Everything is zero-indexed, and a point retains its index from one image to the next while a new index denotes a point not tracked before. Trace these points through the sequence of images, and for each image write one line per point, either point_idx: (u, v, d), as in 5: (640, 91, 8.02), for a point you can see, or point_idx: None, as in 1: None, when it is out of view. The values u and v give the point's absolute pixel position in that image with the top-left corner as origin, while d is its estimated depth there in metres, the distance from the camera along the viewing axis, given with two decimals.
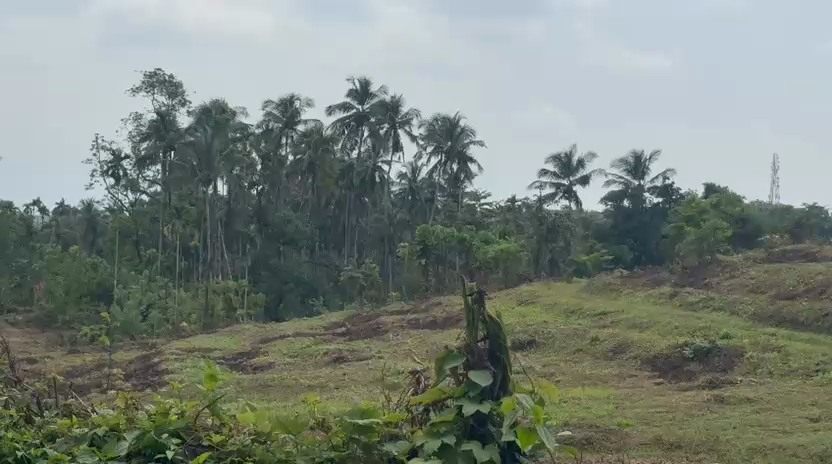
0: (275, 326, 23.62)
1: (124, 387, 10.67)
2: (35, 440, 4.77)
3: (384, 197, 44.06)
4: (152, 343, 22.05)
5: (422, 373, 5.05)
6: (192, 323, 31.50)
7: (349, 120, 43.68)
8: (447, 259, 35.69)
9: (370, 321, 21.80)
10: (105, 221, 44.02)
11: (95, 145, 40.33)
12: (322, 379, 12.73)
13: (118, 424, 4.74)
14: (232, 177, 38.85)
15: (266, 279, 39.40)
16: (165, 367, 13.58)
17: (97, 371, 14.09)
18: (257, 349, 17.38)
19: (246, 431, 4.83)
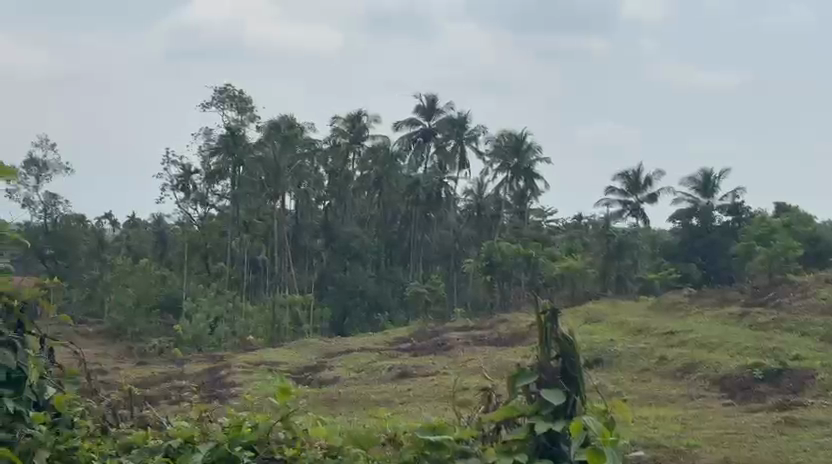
0: (340, 341, 23.71)
1: (195, 401, 10.80)
2: (110, 453, 4.86)
3: (449, 213, 44.03)
4: (219, 356, 22.22)
5: (494, 391, 5.05)
6: (260, 338, 31.67)
7: (416, 137, 45.05)
8: (513, 276, 35.42)
9: (435, 337, 21.83)
10: (174, 233, 44.58)
11: (166, 160, 40.95)
12: (388, 394, 12.78)
13: (192, 437, 4.81)
14: (300, 191, 39.00)
15: (332, 293, 39.50)
16: (234, 378, 13.73)
17: (167, 382, 14.26)
18: (323, 363, 17.48)
19: (318, 447, 4.88)
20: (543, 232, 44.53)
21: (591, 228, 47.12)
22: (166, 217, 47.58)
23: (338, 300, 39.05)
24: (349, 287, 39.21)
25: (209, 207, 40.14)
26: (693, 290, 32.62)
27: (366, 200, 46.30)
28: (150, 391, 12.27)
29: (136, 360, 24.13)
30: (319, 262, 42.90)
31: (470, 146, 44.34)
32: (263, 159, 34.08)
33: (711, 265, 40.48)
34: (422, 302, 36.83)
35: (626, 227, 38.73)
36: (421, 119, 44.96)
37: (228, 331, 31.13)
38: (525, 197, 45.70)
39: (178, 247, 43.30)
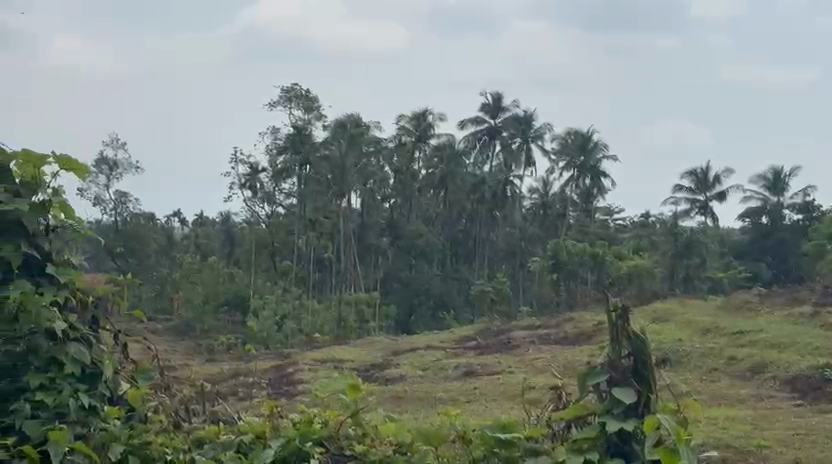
0: (405, 339, 23.73)
1: (263, 396, 10.88)
2: (183, 446, 4.92)
3: (514, 211, 43.91)
4: (285, 353, 22.37)
5: (563, 389, 5.04)
6: (325, 335, 31.73)
7: (481, 135, 45.35)
8: (579, 276, 35.17)
9: (500, 336, 21.78)
10: (241, 232, 45.04)
11: (233, 158, 41.48)
12: (453, 392, 12.75)
13: (263, 432, 4.85)
14: (365, 189, 39.20)
15: (398, 292, 39.78)
16: (300, 376, 13.76)
17: (235, 380, 14.37)
18: (389, 361, 17.53)
19: (387, 442, 4.89)
20: (610, 230, 44.29)
21: (658, 227, 46.77)
22: (233, 216, 48.12)
23: (403, 298, 39.36)
24: (415, 285, 39.40)
25: (277, 206, 40.42)
26: (764, 289, 32.25)
27: (432, 199, 46.34)
28: (218, 387, 12.35)
29: (206, 357, 24.36)
30: (385, 261, 42.90)
31: (536, 145, 44.68)
32: (329, 157, 34.16)
33: (781, 264, 40.05)
34: (488, 301, 36.80)
35: (694, 226, 38.20)
36: (487, 117, 45.26)
37: (295, 328, 31.31)
38: (591, 195, 45.83)
39: (244, 244, 43.74)
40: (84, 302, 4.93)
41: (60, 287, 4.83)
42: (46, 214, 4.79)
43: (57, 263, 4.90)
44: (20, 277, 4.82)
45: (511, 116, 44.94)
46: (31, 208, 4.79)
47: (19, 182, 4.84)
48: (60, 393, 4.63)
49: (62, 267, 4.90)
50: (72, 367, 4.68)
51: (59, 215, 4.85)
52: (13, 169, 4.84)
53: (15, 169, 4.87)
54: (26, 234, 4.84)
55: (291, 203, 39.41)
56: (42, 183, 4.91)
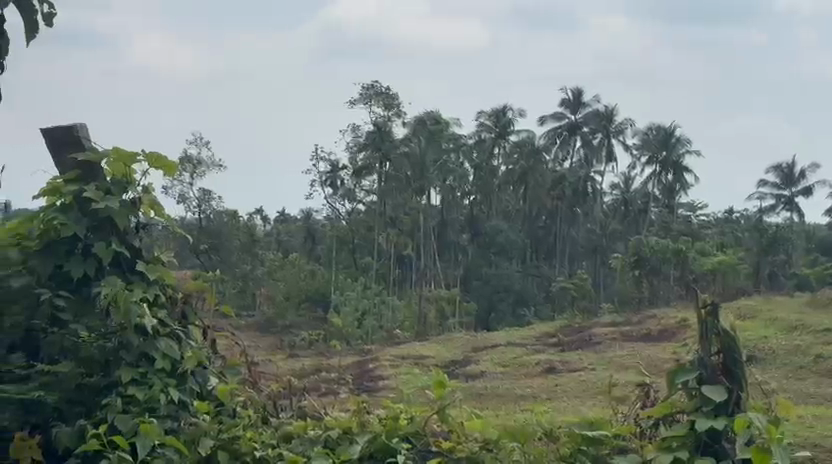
0: (488, 335, 23.71)
1: (352, 390, 10.96)
2: (272, 441, 4.95)
3: (594, 207, 45.40)
4: (368, 349, 22.49)
5: (652, 387, 5.01)
6: (405, 331, 31.66)
7: (561, 131, 46.50)
8: (662, 273, 34.70)
9: (583, 332, 21.68)
10: (323, 228, 45.46)
11: (314, 156, 41.99)
12: (534, 389, 12.67)
13: (350, 427, 4.92)
14: (445, 186, 39.13)
15: (477, 289, 39.45)
16: (381, 372, 13.79)
17: (319, 375, 14.50)
18: (471, 357, 17.55)
19: (473, 437, 4.88)
20: (693, 225, 43.76)
21: (742, 224, 46.24)
22: (314, 212, 48.67)
23: (483, 296, 38.89)
24: (494, 283, 38.98)
25: (356, 202, 40.19)
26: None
27: (512, 195, 46.64)
28: (305, 381, 12.46)
29: (290, 352, 24.56)
30: (465, 257, 43.08)
31: (616, 140, 46.47)
32: (409, 154, 34.33)
33: None
34: (569, 297, 36.61)
35: (779, 222, 37.63)
36: (567, 113, 46.33)
37: (375, 325, 31.01)
38: (673, 191, 45.71)
39: (324, 241, 44.11)
40: (172, 298, 5.28)
41: (151, 284, 5.20)
42: (136, 210, 5.22)
43: (146, 261, 5.27)
44: (112, 273, 5.20)
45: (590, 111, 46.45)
46: (121, 208, 5.15)
47: (111, 183, 5.20)
48: (152, 387, 4.94)
49: (152, 264, 5.26)
50: (162, 362, 5.00)
51: (148, 212, 5.26)
52: (104, 170, 5.22)
53: (107, 170, 5.25)
54: (119, 233, 5.22)
55: (372, 200, 38.64)
56: (133, 184, 5.26)
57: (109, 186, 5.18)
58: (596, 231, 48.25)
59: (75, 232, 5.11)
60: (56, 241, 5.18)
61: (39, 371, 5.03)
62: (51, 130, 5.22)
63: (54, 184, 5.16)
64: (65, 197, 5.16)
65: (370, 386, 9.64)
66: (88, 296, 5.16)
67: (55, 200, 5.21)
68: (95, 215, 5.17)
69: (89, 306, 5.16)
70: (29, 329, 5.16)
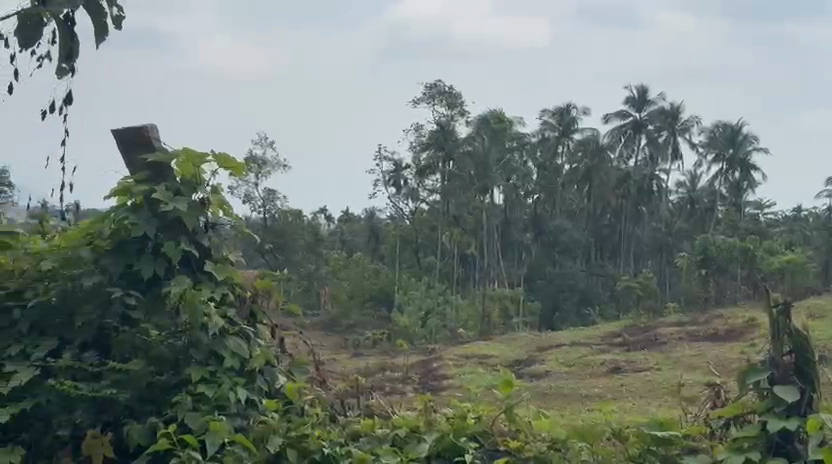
0: (551, 335, 23.59)
1: (419, 389, 10.96)
2: (340, 439, 4.96)
3: (660, 205, 45.63)
4: (431, 349, 22.48)
5: (721, 387, 4.97)
6: (469, 330, 31.39)
7: (626, 128, 47.18)
8: (729, 271, 34.30)
9: (648, 332, 21.49)
10: (386, 228, 45.69)
11: (378, 155, 42.25)
12: (599, 389, 12.59)
13: (418, 426, 4.93)
14: (508, 185, 39.06)
15: (542, 288, 39.27)
16: (445, 371, 13.77)
17: (384, 373, 14.51)
18: (535, 357, 17.47)
19: (540, 437, 4.86)
20: (759, 223, 43.41)
21: (811, 222, 45.71)
22: (378, 212, 48.86)
23: (547, 295, 38.68)
24: (559, 282, 38.92)
25: (420, 201, 40.32)
26: None
27: (577, 194, 46.73)
28: (371, 380, 12.49)
29: (354, 351, 24.60)
30: (529, 257, 43.06)
31: (682, 137, 46.99)
32: (473, 153, 34.32)
33: None
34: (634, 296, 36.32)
35: None
36: (632, 111, 47.06)
37: (439, 325, 30.67)
38: (741, 188, 45.45)
39: (388, 240, 44.28)
40: (240, 297, 5.33)
41: (219, 283, 5.25)
42: (205, 210, 5.27)
43: (214, 260, 5.32)
44: (182, 273, 5.26)
45: (655, 109, 47.07)
46: (191, 208, 5.21)
47: (180, 183, 5.26)
48: (221, 385, 4.98)
49: (220, 265, 5.31)
50: (231, 360, 5.05)
51: (217, 211, 5.31)
52: (173, 170, 5.28)
53: (176, 170, 5.31)
54: (188, 232, 5.27)
55: (435, 199, 38.56)
56: (202, 184, 5.32)
57: (178, 186, 5.25)
58: (662, 230, 48.10)
59: (146, 231, 5.17)
60: (127, 241, 5.24)
61: (109, 370, 5.04)
62: (122, 132, 5.29)
63: (125, 184, 5.22)
64: (136, 197, 5.22)
65: (442, 385, 9.65)
66: (158, 295, 5.20)
67: (126, 200, 5.27)
68: (164, 215, 5.23)
69: (159, 305, 5.20)
70: (101, 328, 5.19)
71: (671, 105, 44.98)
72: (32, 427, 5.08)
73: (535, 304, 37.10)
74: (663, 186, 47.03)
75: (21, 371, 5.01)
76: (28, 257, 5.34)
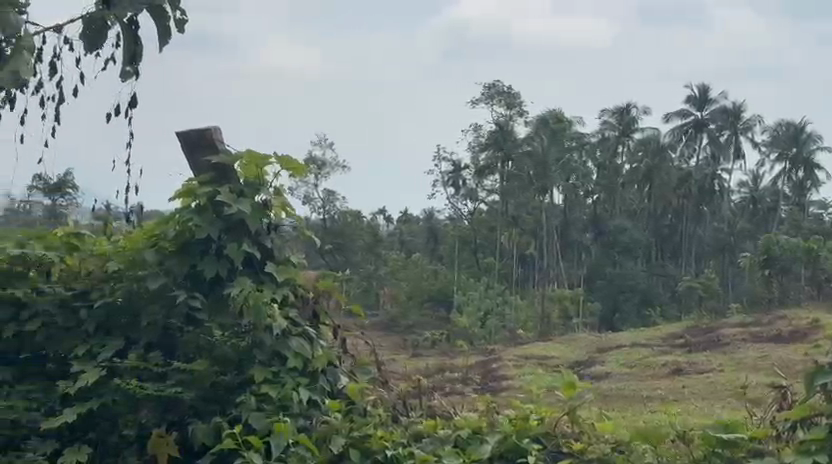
0: (612, 336, 23.42)
1: (481, 390, 10.93)
2: (402, 440, 4.97)
3: (721, 205, 45.44)
4: (490, 350, 22.41)
5: (788, 389, 4.91)
6: (528, 330, 31.05)
7: (688, 128, 47.42)
8: (793, 271, 33.80)
9: (710, 333, 21.26)
10: (445, 228, 45.70)
11: (437, 156, 42.32)
12: (661, 390, 12.51)
13: (480, 428, 4.92)
14: (568, 185, 38.90)
15: (602, 288, 38.91)
16: (505, 372, 13.70)
17: (443, 374, 14.46)
18: (596, 358, 17.35)
19: (605, 440, 4.83)
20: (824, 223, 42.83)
21: None
22: (436, 212, 48.84)
23: (607, 296, 38.34)
24: (619, 283, 38.59)
25: (479, 202, 40.29)
26: None
27: (637, 194, 46.53)
28: (432, 381, 12.45)
29: (413, 351, 24.56)
30: (589, 257, 42.81)
31: (744, 136, 47.13)
32: (531, 153, 34.24)
33: None
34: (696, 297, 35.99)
35: None
36: (694, 110, 47.36)
37: (498, 325, 30.37)
38: (804, 187, 44.95)
39: (447, 240, 44.25)
40: (302, 297, 5.37)
41: (281, 284, 5.28)
42: (268, 212, 5.31)
43: (277, 262, 5.36)
44: (245, 273, 5.30)
45: (717, 108, 47.25)
46: (254, 209, 5.26)
47: (244, 185, 5.31)
48: (284, 386, 5.02)
49: (283, 266, 5.35)
50: (294, 361, 5.09)
51: (279, 213, 5.35)
52: (237, 171, 5.33)
53: (240, 172, 5.36)
54: (251, 234, 5.31)
55: (494, 199, 38.39)
56: (265, 185, 5.37)
57: (242, 187, 5.30)
58: (724, 229, 47.76)
59: (210, 232, 5.22)
60: (192, 242, 5.29)
61: (175, 369, 5.08)
62: (186, 134, 5.34)
63: (190, 186, 5.27)
64: (200, 199, 5.26)
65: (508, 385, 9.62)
66: (222, 297, 5.24)
67: (190, 202, 5.32)
68: (228, 217, 5.27)
69: (223, 305, 5.25)
70: (166, 328, 5.24)
71: (733, 103, 45.16)
72: (99, 426, 5.15)
73: (596, 305, 36.80)
74: (725, 186, 46.88)
75: (88, 371, 5.08)
76: (94, 257, 5.41)
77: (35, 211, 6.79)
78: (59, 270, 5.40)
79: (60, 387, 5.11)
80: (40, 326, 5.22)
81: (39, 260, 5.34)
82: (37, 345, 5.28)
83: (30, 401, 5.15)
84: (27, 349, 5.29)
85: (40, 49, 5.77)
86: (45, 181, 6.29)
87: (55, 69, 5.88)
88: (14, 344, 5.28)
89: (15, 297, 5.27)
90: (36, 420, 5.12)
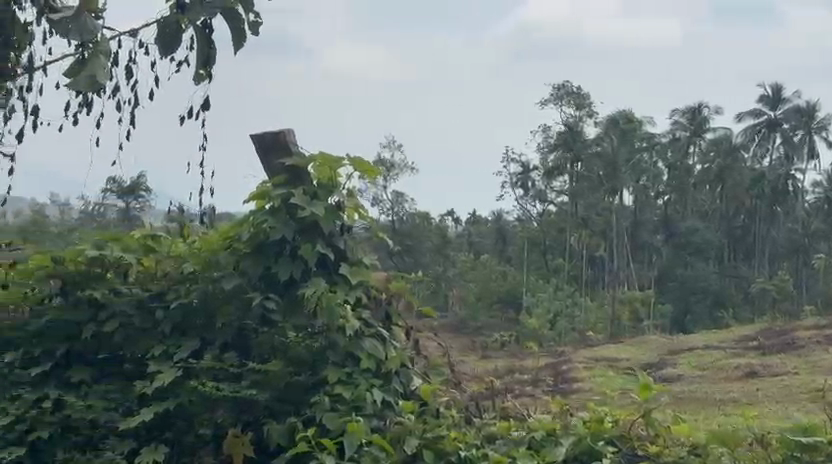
0: (683, 338, 23.17)
1: (554, 392, 10.86)
2: (476, 441, 4.96)
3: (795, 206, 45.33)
4: (559, 352, 22.29)
5: None
6: (598, 332, 30.72)
7: (761, 128, 48.25)
8: None
9: (783, 336, 20.95)
10: (514, 229, 45.62)
11: (506, 157, 42.44)
12: (736, 393, 12.33)
13: (554, 429, 4.89)
14: (639, 185, 38.73)
15: (674, 290, 38.46)
16: (575, 375, 13.61)
17: (513, 376, 14.39)
18: (667, 361, 17.18)
19: (680, 443, 4.80)
20: None
21: None
22: (504, 213, 48.70)
23: (679, 298, 37.85)
24: (691, 284, 38.12)
25: (548, 203, 40.22)
26: None
27: (709, 195, 46.32)
28: (504, 382, 12.41)
29: (481, 350, 24.48)
30: (660, 259, 42.48)
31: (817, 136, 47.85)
32: (601, 154, 33.87)
33: None
34: (770, 299, 35.54)
35: None
36: (766, 110, 48.15)
37: (567, 327, 30.10)
38: None
39: (515, 240, 44.21)
40: (375, 299, 5.39)
41: (354, 287, 5.31)
42: (342, 212, 5.35)
43: (350, 263, 5.39)
44: (318, 275, 5.33)
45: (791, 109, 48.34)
46: (327, 211, 5.29)
47: (317, 187, 5.35)
48: (358, 386, 5.04)
49: (356, 267, 5.37)
50: (367, 362, 5.12)
51: (352, 215, 5.38)
52: (310, 174, 5.37)
53: (313, 174, 5.40)
54: (323, 236, 5.34)
55: (563, 200, 38.14)
56: (338, 187, 5.41)
57: (316, 189, 5.34)
58: (797, 231, 47.37)
59: (284, 234, 5.26)
60: (266, 244, 5.33)
61: (250, 370, 5.13)
62: (260, 136, 5.39)
63: (264, 188, 5.32)
64: (274, 201, 5.31)
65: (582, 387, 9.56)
66: (296, 297, 5.28)
67: (264, 204, 5.37)
68: (302, 219, 5.31)
69: (297, 307, 5.29)
70: (240, 329, 5.29)
71: (806, 103, 45.84)
72: (175, 426, 5.19)
73: (667, 307, 36.35)
74: (799, 186, 46.89)
75: (164, 371, 5.14)
76: (170, 259, 5.47)
77: (110, 212, 6.89)
78: (136, 271, 5.48)
79: (138, 387, 5.19)
80: (117, 326, 5.30)
81: (116, 261, 5.42)
82: (115, 346, 5.37)
83: (107, 401, 5.23)
84: (105, 350, 5.38)
85: (115, 54, 5.87)
86: (119, 183, 6.38)
87: (130, 73, 5.97)
88: (92, 344, 5.37)
89: (93, 298, 5.37)
90: (114, 419, 5.19)
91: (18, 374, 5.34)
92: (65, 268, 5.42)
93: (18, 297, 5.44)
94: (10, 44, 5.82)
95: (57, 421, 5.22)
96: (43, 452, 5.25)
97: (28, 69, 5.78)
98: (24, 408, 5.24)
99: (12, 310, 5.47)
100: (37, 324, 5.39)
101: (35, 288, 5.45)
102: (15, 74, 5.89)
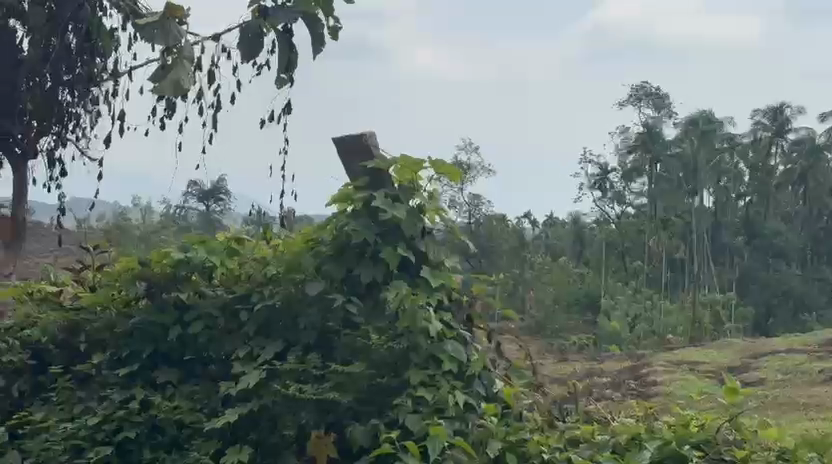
0: (765, 342, 22.82)
1: (636, 395, 10.75)
2: (559, 445, 4.93)
3: None
4: (638, 354, 22.09)
5: None
6: (678, 335, 30.38)
7: None
8: None
9: None
10: (590, 231, 45.36)
11: (584, 159, 42.31)
12: (821, 398, 12.10)
13: (639, 433, 4.83)
14: (720, 186, 38.42)
15: (755, 293, 37.94)
16: (657, 378, 13.46)
17: (593, 378, 14.28)
18: (749, 365, 16.93)
19: (768, 449, 4.73)
20: None
21: None
22: (580, 215, 48.45)
23: (761, 300, 37.36)
24: (773, 287, 37.61)
25: (627, 206, 39.99)
26: None
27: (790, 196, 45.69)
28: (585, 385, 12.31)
29: (560, 353, 24.34)
30: (740, 262, 41.94)
31: None
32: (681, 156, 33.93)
33: None
34: None
35: None
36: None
37: (646, 331, 29.83)
38: None
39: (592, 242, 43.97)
40: (457, 301, 5.39)
41: (436, 289, 5.31)
42: (423, 215, 5.35)
43: (432, 265, 5.39)
44: (401, 278, 5.34)
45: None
46: (409, 214, 5.30)
47: (398, 190, 5.36)
48: (440, 389, 5.04)
49: (438, 270, 5.36)
50: (448, 363, 5.12)
51: (433, 217, 5.37)
52: (391, 177, 5.38)
53: (394, 177, 5.41)
54: (405, 238, 5.35)
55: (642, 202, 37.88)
56: (419, 191, 5.42)
57: (397, 193, 5.34)
58: None
59: (366, 237, 5.26)
60: (348, 247, 5.35)
61: (332, 371, 5.14)
62: (342, 140, 5.43)
63: (346, 191, 5.35)
64: (356, 204, 5.34)
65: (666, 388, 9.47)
66: (378, 299, 5.30)
67: (346, 207, 5.40)
68: (383, 222, 5.32)
69: (379, 309, 5.31)
70: (323, 331, 5.32)
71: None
72: (259, 426, 5.21)
73: (748, 310, 35.87)
74: None
75: (249, 372, 5.19)
76: (254, 261, 5.54)
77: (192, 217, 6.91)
78: (220, 272, 5.57)
79: (222, 388, 5.24)
80: (201, 328, 5.38)
81: (201, 264, 5.53)
82: (201, 347, 5.44)
83: (193, 402, 5.29)
84: (190, 351, 5.45)
85: (198, 59, 5.95)
86: (200, 187, 6.47)
87: (214, 78, 6.05)
88: (178, 346, 5.45)
89: (178, 300, 5.48)
90: (198, 421, 5.23)
91: (107, 375, 5.45)
92: (152, 270, 5.54)
93: (107, 298, 5.63)
94: (97, 51, 5.94)
95: (145, 421, 5.26)
96: (131, 454, 5.28)
97: (114, 75, 5.91)
98: (111, 408, 5.30)
99: (101, 313, 5.61)
100: (125, 325, 5.50)
101: (123, 290, 5.62)
102: (102, 80, 5.97)
